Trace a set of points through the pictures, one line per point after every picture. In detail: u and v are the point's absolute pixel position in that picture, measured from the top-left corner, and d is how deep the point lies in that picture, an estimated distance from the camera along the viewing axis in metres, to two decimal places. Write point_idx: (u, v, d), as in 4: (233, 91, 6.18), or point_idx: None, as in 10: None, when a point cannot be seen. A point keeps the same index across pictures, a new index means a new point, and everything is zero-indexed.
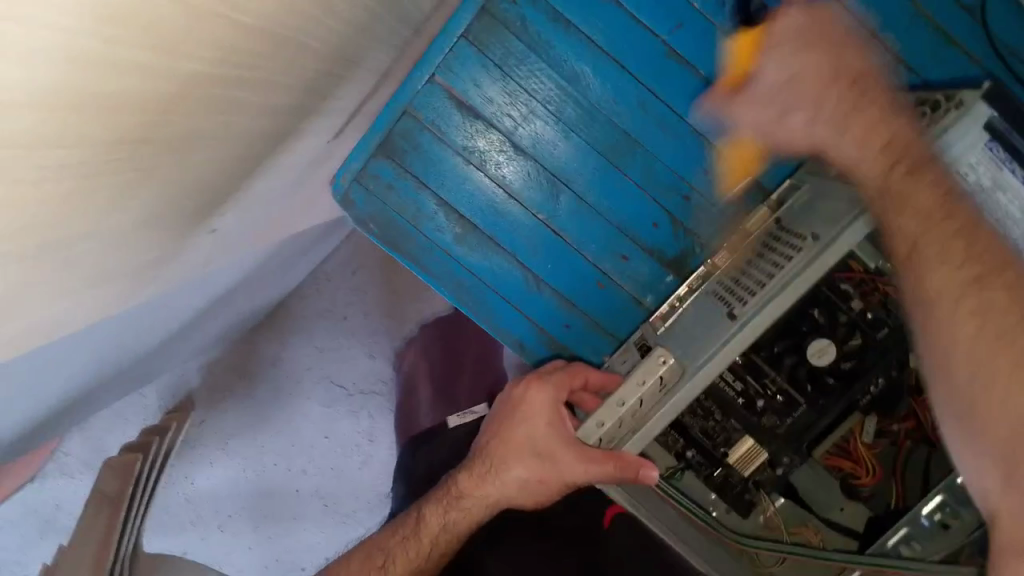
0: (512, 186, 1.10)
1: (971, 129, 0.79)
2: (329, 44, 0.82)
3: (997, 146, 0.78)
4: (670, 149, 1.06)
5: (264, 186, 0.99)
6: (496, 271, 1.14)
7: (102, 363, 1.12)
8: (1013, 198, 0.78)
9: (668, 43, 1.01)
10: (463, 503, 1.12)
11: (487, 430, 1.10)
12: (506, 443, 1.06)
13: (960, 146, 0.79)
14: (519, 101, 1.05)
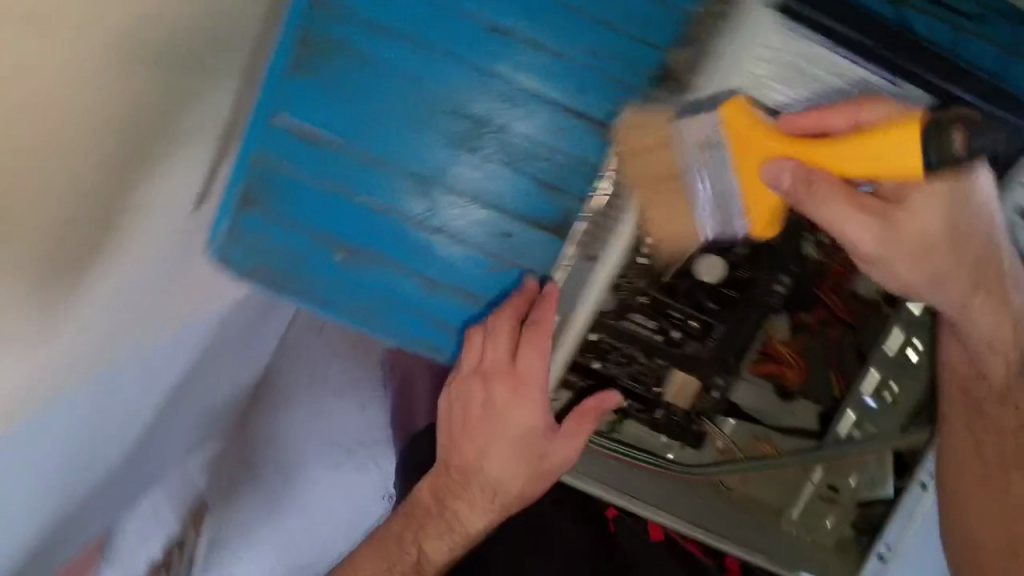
0: (384, 201, 1.02)
1: (764, 27, 0.83)
2: (131, 76, 0.83)
3: (798, 26, 0.83)
4: (528, 116, 0.96)
5: (137, 254, 0.98)
6: (392, 284, 1.06)
7: (60, 479, 1.10)
8: (827, 64, 0.84)
9: (489, 17, 0.92)
10: (463, 513, 1.19)
11: (462, 427, 1.14)
12: (481, 433, 1.12)
13: (760, 45, 0.84)
14: (364, 115, 0.98)
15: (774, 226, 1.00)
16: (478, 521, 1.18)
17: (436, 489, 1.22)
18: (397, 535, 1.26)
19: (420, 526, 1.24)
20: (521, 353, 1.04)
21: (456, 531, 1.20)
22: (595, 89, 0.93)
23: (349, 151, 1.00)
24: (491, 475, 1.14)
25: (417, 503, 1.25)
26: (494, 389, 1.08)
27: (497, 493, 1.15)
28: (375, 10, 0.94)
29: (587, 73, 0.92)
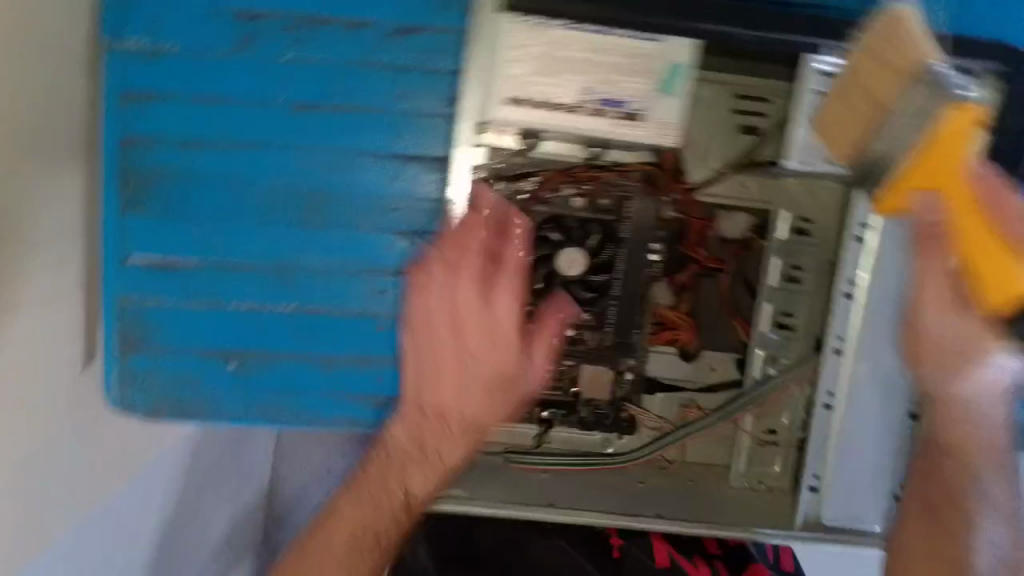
0: (255, 301, 1.00)
1: (496, 32, 0.91)
2: None
3: (527, 17, 0.90)
4: (354, 180, 0.96)
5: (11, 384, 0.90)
6: (290, 377, 1.03)
7: None
8: (571, 43, 0.91)
9: (289, 101, 0.94)
10: (437, 452, 0.98)
11: (423, 367, 0.95)
12: (445, 376, 0.95)
13: (499, 46, 0.92)
14: (206, 228, 0.98)
15: (625, 199, 1.00)
16: (454, 452, 0.99)
17: (411, 427, 0.97)
18: (369, 479, 1.01)
19: (399, 465, 0.99)
20: (494, 293, 0.94)
21: (431, 450, 0.98)
22: (401, 127, 0.94)
23: (208, 266, 0.99)
24: (456, 439, 0.98)
25: (383, 446, 1.00)
26: (464, 341, 0.94)
27: (467, 429, 0.97)
28: (181, 126, 0.94)
29: (389, 120, 0.94)
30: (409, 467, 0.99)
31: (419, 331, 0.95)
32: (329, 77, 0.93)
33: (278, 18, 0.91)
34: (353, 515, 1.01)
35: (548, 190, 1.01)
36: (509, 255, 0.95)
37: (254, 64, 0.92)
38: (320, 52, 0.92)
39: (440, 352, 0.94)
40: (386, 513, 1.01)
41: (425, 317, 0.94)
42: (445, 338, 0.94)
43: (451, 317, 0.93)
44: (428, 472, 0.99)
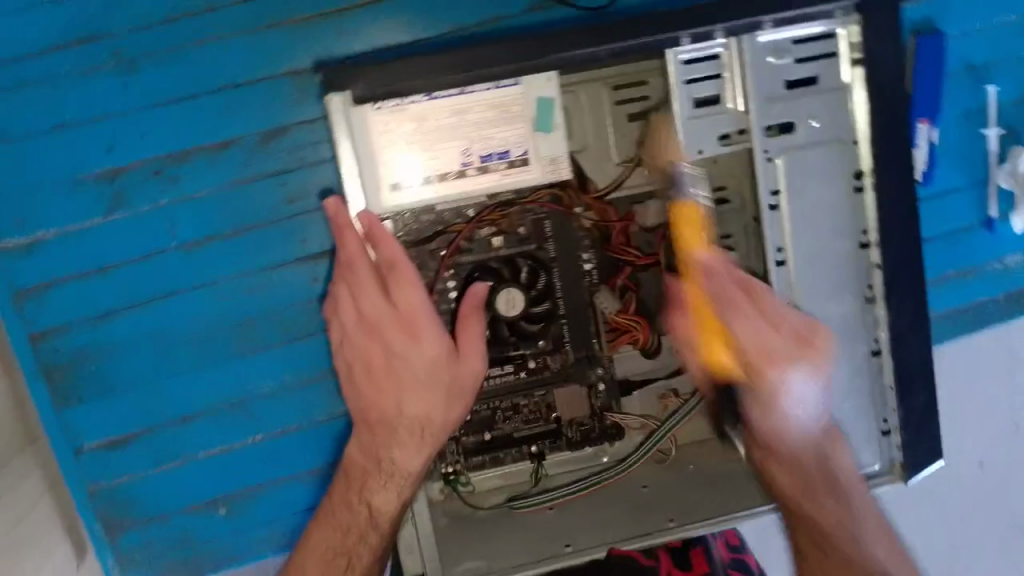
0: (221, 440, 1.04)
1: (355, 122, 0.82)
2: None
3: (383, 103, 0.81)
4: (274, 296, 1.02)
5: None
6: (279, 498, 1.06)
7: None
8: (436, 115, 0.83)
9: (180, 243, 0.99)
10: (394, 465, 0.91)
11: (366, 386, 0.90)
12: (387, 391, 0.90)
13: (363, 134, 0.82)
14: (152, 386, 1.02)
15: (543, 223, 1.00)
16: (415, 462, 0.90)
17: (365, 447, 0.92)
18: (334, 501, 0.92)
19: (360, 486, 0.91)
20: (393, 290, 0.87)
21: (389, 468, 0.91)
22: (303, 230, 1.00)
23: (164, 422, 1.02)
24: (402, 449, 0.90)
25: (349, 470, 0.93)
26: (383, 332, 0.88)
27: (424, 434, 0.90)
28: (94, 304, 0.99)
29: (288, 225, 1.00)
30: (371, 496, 0.91)
31: (350, 350, 0.91)
32: (215, 206, 0.98)
33: (143, 167, 0.96)
34: (326, 544, 0.91)
35: (464, 240, 1.00)
36: (402, 267, 0.86)
37: (134, 218, 0.97)
38: (196, 185, 0.98)
39: (362, 340, 0.90)
40: (357, 521, 0.91)
41: (352, 337, 0.90)
42: (359, 333, 0.89)
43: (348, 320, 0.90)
44: (394, 493, 0.91)
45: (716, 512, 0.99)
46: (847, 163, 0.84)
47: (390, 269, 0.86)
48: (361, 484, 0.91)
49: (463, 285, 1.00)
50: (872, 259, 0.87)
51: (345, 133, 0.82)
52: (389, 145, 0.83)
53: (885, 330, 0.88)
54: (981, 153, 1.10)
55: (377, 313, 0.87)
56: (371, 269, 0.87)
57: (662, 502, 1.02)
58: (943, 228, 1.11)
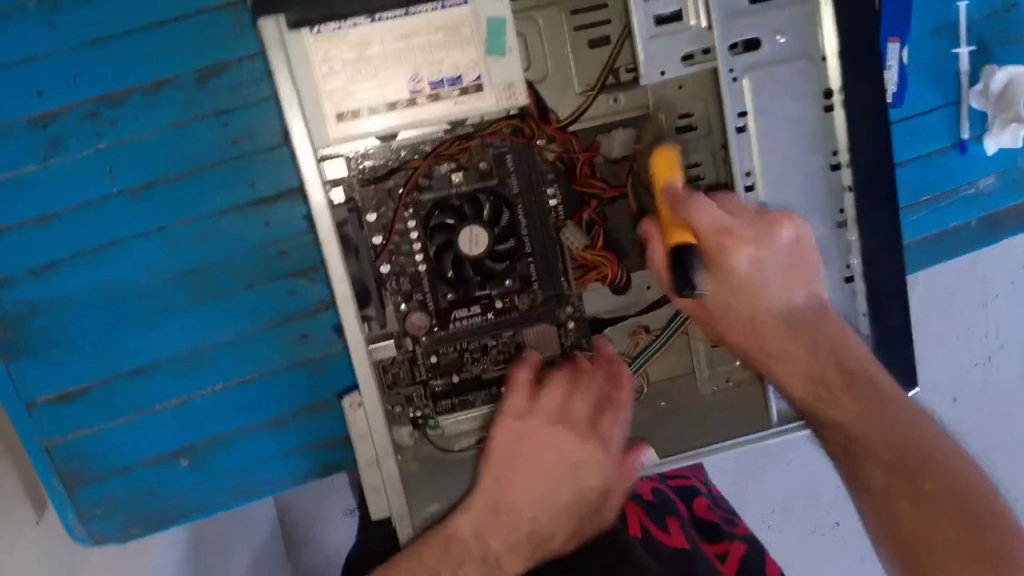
0: (181, 390, 1.02)
1: (293, 49, 0.78)
2: None
3: (320, 26, 0.78)
4: (227, 241, 0.99)
5: None
6: (245, 447, 1.05)
7: None
8: (378, 42, 0.81)
9: (124, 189, 0.96)
10: (498, 561, 0.89)
11: (505, 486, 0.88)
12: (533, 501, 0.89)
13: (303, 61, 0.79)
14: (104, 338, 1.00)
15: (505, 157, 0.97)
16: (514, 560, 0.91)
17: (479, 530, 0.88)
18: (420, 565, 0.87)
19: (455, 565, 0.87)
20: (599, 419, 0.90)
21: (492, 560, 0.89)
22: (253, 171, 0.98)
23: (120, 375, 1.01)
24: (507, 545, 0.89)
25: (449, 539, 0.87)
26: (568, 449, 0.89)
27: (529, 537, 0.90)
28: (37, 256, 0.96)
29: (235, 167, 0.97)
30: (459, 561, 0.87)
31: (524, 453, 0.88)
32: (157, 150, 0.95)
33: (78, 112, 0.94)
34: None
35: (422, 177, 0.96)
36: (619, 406, 0.91)
37: (73, 165, 0.95)
38: (135, 129, 0.95)
39: (546, 454, 0.89)
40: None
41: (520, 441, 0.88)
42: (534, 433, 0.88)
43: (568, 497, 0.90)
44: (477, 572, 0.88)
45: (686, 447, 0.99)
46: (815, 80, 0.81)
47: (601, 405, 0.91)
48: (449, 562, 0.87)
49: (426, 223, 0.97)
50: (844, 181, 0.83)
51: (285, 58, 0.78)
52: (332, 73, 0.80)
53: (857, 255, 0.85)
54: (952, 72, 1.10)
55: (573, 428, 0.89)
56: (598, 390, 0.90)
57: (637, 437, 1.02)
58: (911, 152, 1.11)
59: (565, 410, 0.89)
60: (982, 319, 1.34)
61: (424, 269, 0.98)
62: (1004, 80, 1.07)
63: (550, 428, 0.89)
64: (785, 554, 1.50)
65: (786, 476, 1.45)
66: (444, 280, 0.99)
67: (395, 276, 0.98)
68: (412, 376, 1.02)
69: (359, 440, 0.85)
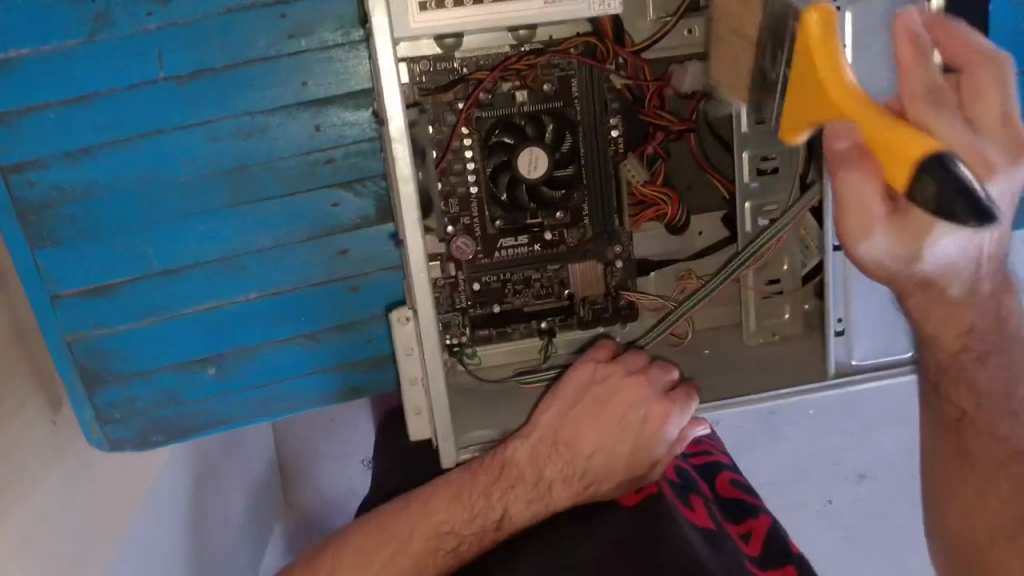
0: (211, 296, 0.98)
1: None
2: None
3: None
4: (272, 142, 0.94)
5: None
6: (271, 361, 1.02)
7: None
8: None
9: (169, 76, 0.91)
10: (548, 489, 0.86)
11: (565, 434, 0.86)
12: (586, 442, 0.86)
13: None
14: (136, 234, 0.95)
15: (570, 79, 0.93)
16: (564, 493, 0.87)
17: (534, 456, 0.84)
18: (472, 484, 0.85)
19: (507, 487, 0.84)
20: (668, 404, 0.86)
21: (543, 487, 0.86)
22: (307, 70, 0.93)
23: (149, 274, 0.96)
24: (560, 481, 0.86)
25: (504, 465, 0.84)
26: (634, 421, 0.87)
27: (582, 475, 0.87)
28: (73, 139, 0.91)
29: (289, 63, 0.92)
30: (513, 484, 0.84)
31: (590, 403, 0.87)
32: (208, 36, 0.90)
33: None
34: (448, 514, 0.86)
35: (485, 92, 0.92)
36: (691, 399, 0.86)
37: (118, 44, 0.89)
38: (187, 12, 0.90)
39: (616, 405, 0.86)
40: (493, 518, 0.85)
41: (579, 409, 0.86)
42: (600, 402, 0.87)
43: (625, 449, 0.87)
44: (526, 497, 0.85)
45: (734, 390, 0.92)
46: None
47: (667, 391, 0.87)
48: (505, 484, 0.84)
49: (483, 141, 0.92)
50: None
51: None
52: None
53: None
54: None
55: (639, 403, 0.86)
56: (662, 376, 0.88)
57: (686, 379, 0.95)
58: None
59: (630, 382, 0.87)
60: None
61: (475, 191, 0.94)
62: None
63: (627, 379, 0.87)
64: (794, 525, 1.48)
65: (774, 457, 1.43)
66: (495, 203, 0.95)
67: (445, 197, 0.94)
68: (452, 301, 0.98)
69: (406, 357, 0.82)
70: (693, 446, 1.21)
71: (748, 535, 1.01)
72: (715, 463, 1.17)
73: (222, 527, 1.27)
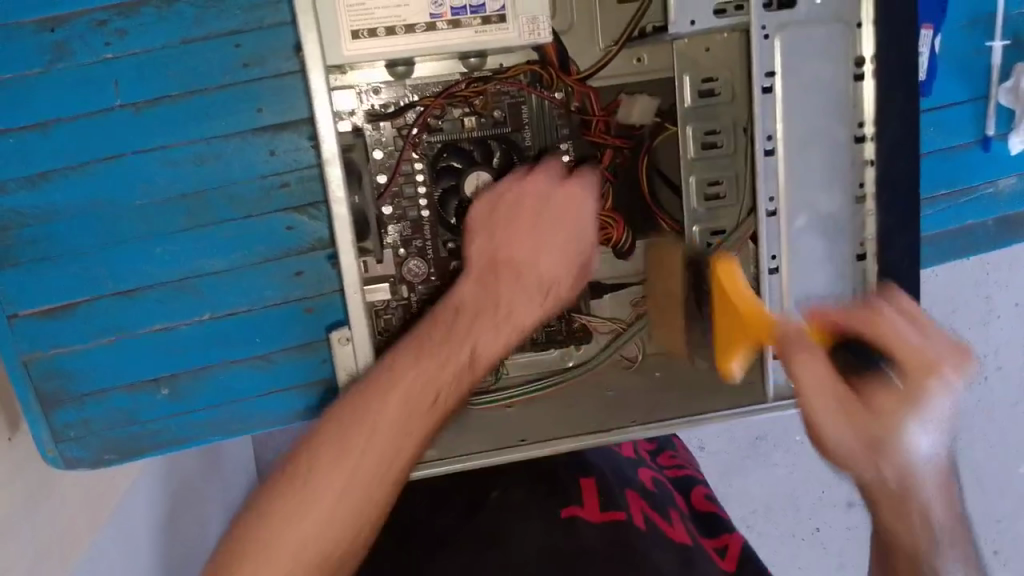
0: (167, 317, 1.00)
1: None
2: None
3: None
4: (226, 167, 0.97)
5: None
6: (227, 382, 1.03)
7: None
8: None
9: (127, 103, 0.94)
10: None
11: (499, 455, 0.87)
12: (468, 325, 0.84)
13: None
14: (93, 257, 0.97)
15: (521, 106, 0.95)
16: (530, 308, 0.87)
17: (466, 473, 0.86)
18: (427, 335, 0.83)
19: None
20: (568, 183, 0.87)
21: None
22: (261, 97, 0.95)
23: (106, 297, 0.98)
24: (455, 366, 0.82)
25: (457, 309, 0.85)
26: (553, 224, 0.86)
27: (542, 285, 0.87)
28: (32, 164, 0.94)
29: (244, 90, 0.95)
30: (400, 380, 0.79)
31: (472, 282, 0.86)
32: (165, 65, 0.93)
33: (87, 17, 0.91)
34: (417, 372, 0.80)
35: (434, 116, 0.94)
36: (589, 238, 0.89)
37: (78, 73, 0.92)
38: (144, 41, 0.93)
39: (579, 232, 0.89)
40: (384, 446, 0.77)
41: (483, 220, 0.87)
42: (510, 206, 0.87)
43: (559, 241, 0.87)
44: (406, 404, 0.79)
45: (676, 415, 0.91)
46: (848, 47, 0.77)
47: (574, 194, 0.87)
48: (383, 387, 0.78)
49: (433, 163, 0.94)
50: (865, 155, 0.80)
51: None
52: None
53: (871, 233, 0.81)
54: (983, 67, 1.08)
55: (540, 198, 0.87)
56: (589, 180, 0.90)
57: (623, 406, 0.95)
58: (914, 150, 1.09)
59: (527, 179, 0.87)
60: (980, 335, 1.38)
61: (427, 215, 0.96)
62: None
63: (529, 175, 0.88)
64: (771, 554, 1.47)
65: (768, 480, 1.42)
66: (445, 227, 0.96)
67: (397, 220, 0.96)
68: (405, 322, 0.99)
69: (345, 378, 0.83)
70: (668, 460, 1.29)
71: (723, 548, 1.08)
72: (691, 476, 1.24)
73: (198, 550, 1.28)
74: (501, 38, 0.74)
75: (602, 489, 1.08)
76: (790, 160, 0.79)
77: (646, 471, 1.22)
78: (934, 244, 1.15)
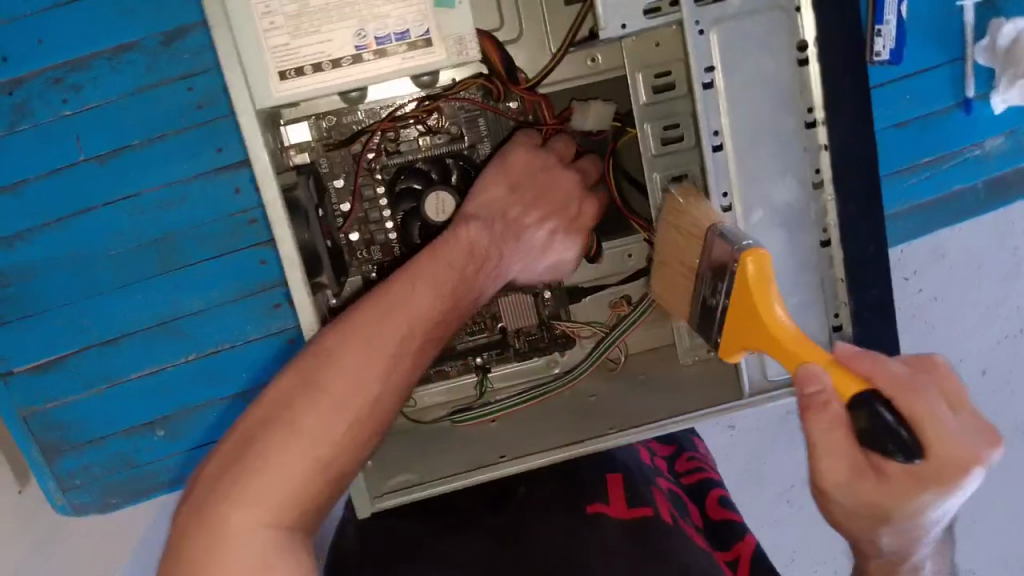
0: (153, 361, 1.02)
1: None
2: None
3: None
4: (193, 208, 0.98)
5: None
6: (218, 418, 1.05)
7: None
8: None
9: (90, 157, 0.96)
10: None
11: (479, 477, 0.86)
12: (392, 328, 0.73)
13: None
14: (76, 309, 0.99)
15: (476, 120, 0.95)
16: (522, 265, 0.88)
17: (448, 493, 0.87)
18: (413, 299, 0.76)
19: None
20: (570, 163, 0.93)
21: None
22: (221, 137, 0.96)
23: (92, 346, 1.01)
24: (382, 367, 0.71)
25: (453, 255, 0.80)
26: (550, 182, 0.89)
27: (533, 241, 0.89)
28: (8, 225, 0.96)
29: (203, 131, 0.96)
30: (325, 387, 0.69)
31: (407, 275, 0.77)
32: (124, 115, 0.95)
33: (42, 77, 0.93)
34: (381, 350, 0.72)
35: (390, 140, 0.94)
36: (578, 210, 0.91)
37: (41, 132, 0.94)
38: (101, 94, 0.94)
39: (553, 195, 0.89)
40: (299, 470, 0.67)
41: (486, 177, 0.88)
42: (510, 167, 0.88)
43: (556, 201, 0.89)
44: (326, 420, 0.68)
45: (648, 421, 0.89)
46: (789, 34, 0.75)
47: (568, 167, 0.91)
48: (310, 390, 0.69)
49: (392, 186, 0.94)
50: (819, 140, 0.77)
51: None
52: None
53: (833, 218, 0.79)
54: (957, 27, 1.04)
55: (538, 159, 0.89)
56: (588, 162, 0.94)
57: (603, 412, 0.93)
58: (889, 118, 1.07)
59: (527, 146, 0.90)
60: None
61: (394, 238, 0.96)
62: (1011, 34, 1.00)
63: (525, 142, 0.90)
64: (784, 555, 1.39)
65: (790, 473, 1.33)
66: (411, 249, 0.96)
67: (365, 245, 0.96)
68: None
69: None
70: (685, 464, 1.24)
71: (734, 560, 1.05)
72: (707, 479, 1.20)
73: None
74: (430, 62, 0.74)
75: (628, 485, 1.05)
76: (738, 153, 0.77)
77: (663, 478, 1.17)
78: (921, 213, 1.12)
